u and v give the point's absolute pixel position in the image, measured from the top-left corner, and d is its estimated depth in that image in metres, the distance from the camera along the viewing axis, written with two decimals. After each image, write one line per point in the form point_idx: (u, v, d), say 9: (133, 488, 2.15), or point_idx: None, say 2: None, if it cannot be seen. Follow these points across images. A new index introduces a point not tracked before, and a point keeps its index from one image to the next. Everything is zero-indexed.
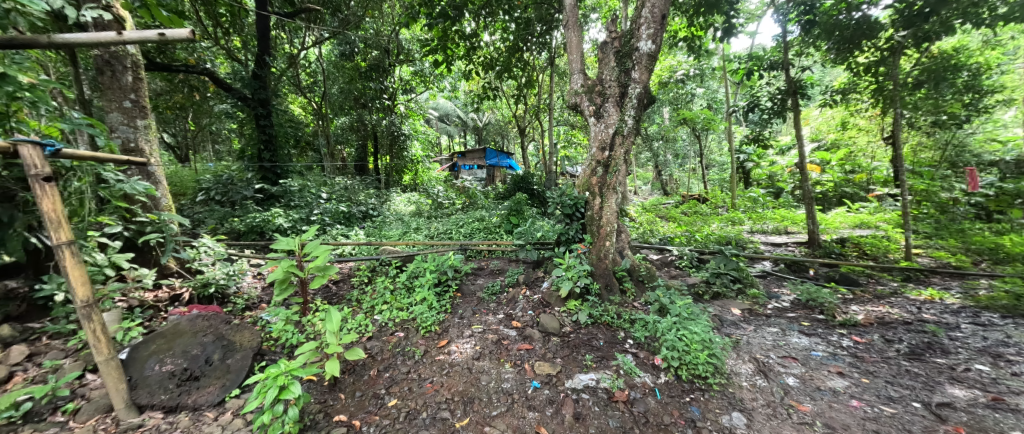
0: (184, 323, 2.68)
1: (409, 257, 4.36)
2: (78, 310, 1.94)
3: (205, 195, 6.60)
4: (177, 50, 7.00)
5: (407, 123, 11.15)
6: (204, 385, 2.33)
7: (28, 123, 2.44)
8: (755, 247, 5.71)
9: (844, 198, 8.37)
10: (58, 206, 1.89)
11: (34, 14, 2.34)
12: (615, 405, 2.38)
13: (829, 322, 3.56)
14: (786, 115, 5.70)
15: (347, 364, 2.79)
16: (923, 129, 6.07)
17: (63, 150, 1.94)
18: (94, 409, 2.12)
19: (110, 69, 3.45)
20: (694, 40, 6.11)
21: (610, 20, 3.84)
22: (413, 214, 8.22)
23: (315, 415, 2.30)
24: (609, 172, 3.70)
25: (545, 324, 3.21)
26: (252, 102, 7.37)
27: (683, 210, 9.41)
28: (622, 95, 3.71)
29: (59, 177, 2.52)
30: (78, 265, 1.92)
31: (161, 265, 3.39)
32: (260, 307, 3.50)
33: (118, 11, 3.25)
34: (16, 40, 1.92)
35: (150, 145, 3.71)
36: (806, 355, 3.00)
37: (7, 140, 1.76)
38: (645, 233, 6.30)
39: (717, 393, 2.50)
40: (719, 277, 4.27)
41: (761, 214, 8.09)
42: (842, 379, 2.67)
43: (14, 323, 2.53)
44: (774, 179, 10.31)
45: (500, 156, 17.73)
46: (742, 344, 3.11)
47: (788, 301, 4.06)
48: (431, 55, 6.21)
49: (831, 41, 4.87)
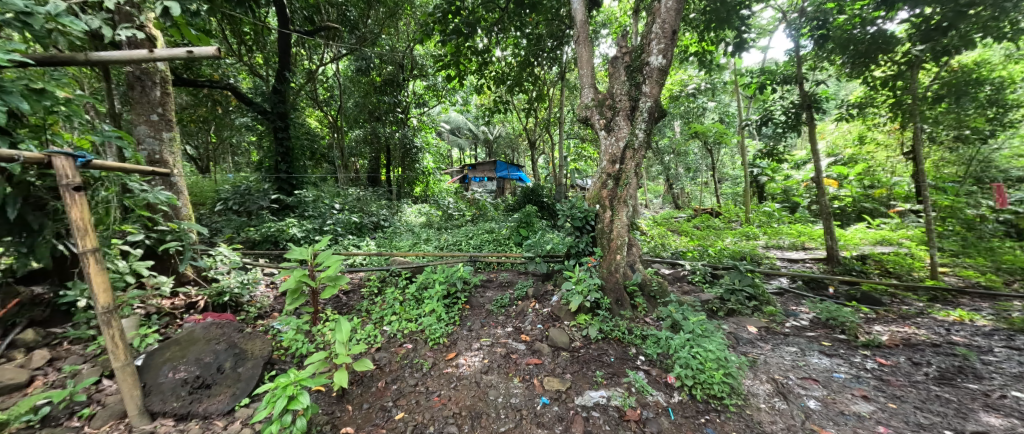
0: (198, 330, 2.72)
1: (419, 268, 4.37)
2: (99, 316, 1.99)
3: (222, 205, 6.78)
4: (203, 66, 7.35)
5: (419, 136, 11.33)
6: (215, 393, 2.35)
7: (62, 135, 2.54)
8: (770, 263, 5.59)
9: (864, 213, 8.11)
10: (86, 215, 1.96)
11: (74, 33, 2.45)
12: (627, 424, 2.31)
13: (850, 342, 3.43)
14: (800, 128, 5.57)
15: (354, 376, 2.78)
16: (946, 144, 5.89)
17: (94, 161, 2.03)
18: (109, 415, 2.16)
19: (140, 85, 3.61)
20: (705, 54, 6.14)
21: (621, 35, 3.89)
22: (424, 225, 8.26)
23: (322, 426, 2.28)
24: (620, 185, 3.70)
25: (554, 339, 3.15)
26: (271, 116, 7.60)
27: (695, 224, 9.30)
28: (633, 108, 3.72)
29: (88, 187, 2.64)
30: (101, 272, 1.98)
31: (178, 273, 3.47)
32: (272, 316, 3.55)
33: (151, 30, 3.44)
34: (55, 58, 2.05)
35: (173, 156, 3.84)
36: (828, 377, 2.88)
37: (43, 151, 1.85)
38: (656, 247, 6.22)
39: (733, 415, 2.40)
40: (734, 294, 4.15)
41: (776, 229, 7.88)
42: (868, 403, 2.55)
43: (37, 328, 2.61)
44: (790, 194, 10.16)
45: (509, 169, 17.40)
46: (760, 364, 3.01)
47: (807, 320, 3.93)
48: (445, 70, 6.37)
49: (846, 55, 4.82)
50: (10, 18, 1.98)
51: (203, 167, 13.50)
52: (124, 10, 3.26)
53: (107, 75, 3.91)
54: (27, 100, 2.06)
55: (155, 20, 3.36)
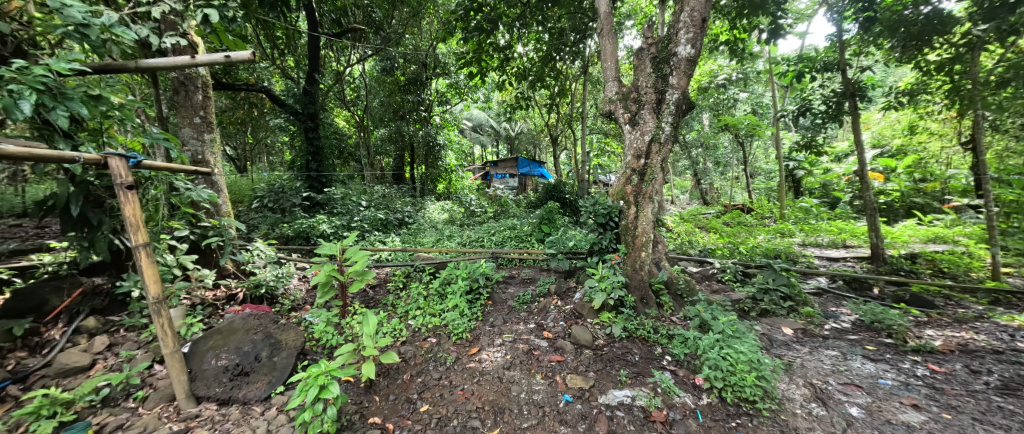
0: (238, 321, 2.87)
1: (442, 264, 4.44)
2: (149, 305, 2.14)
3: (259, 202, 7.16)
4: (240, 71, 7.74)
5: (442, 134, 11.47)
6: (253, 380, 2.48)
7: (117, 138, 2.75)
8: (807, 262, 5.29)
9: (914, 209, 7.51)
10: (138, 211, 2.10)
11: (126, 42, 2.61)
12: (653, 425, 2.26)
13: (898, 347, 3.19)
14: (842, 119, 5.21)
15: (382, 367, 2.87)
16: (1012, 132, 5.34)
17: (144, 162, 2.18)
18: (160, 398, 2.33)
19: (184, 90, 3.84)
20: (736, 43, 5.87)
21: (647, 26, 3.76)
22: (447, 222, 8.37)
23: (352, 416, 2.38)
24: (645, 181, 3.60)
25: (577, 336, 3.13)
26: (302, 116, 7.91)
27: (725, 220, 8.94)
28: (659, 101, 3.60)
29: (139, 186, 2.83)
30: (151, 264, 2.12)
31: (220, 266, 3.67)
32: (304, 308, 3.70)
33: (193, 38, 3.64)
34: (109, 66, 2.21)
35: (214, 157, 4.07)
36: (872, 383, 2.70)
37: (99, 153, 1.99)
38: (682, 244, 6.03)
39: (767, 420, 2.29)
40: (768, 293, 3.94)
41: (814, 226, 7.44)
42: (917, 413, 2.37)
43: (98, 316, 2.84)
44: (829, 189, 9.54)
45: (531, 166, 17.40)
46: (796, 367, 2.86)
47: (849, 323, 3.70)
48: (467, 67, 6.42)
49: (895, 39, 4.44)
50: (71, 30, 2.17)
51: (241, 166, 14.29)
52: (168, 19, 3.46)
53: (156, 80, 4.19)
54: (87, 106, 2.25)
55: (195, 27, 3.54)
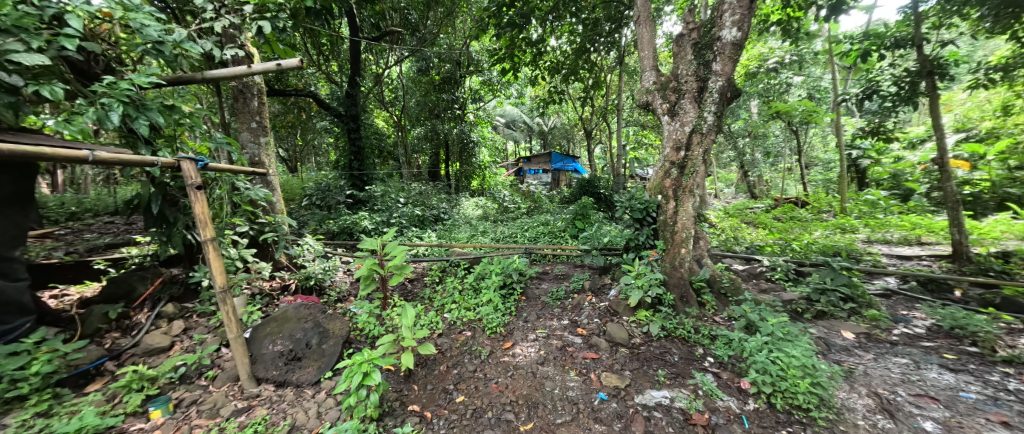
0: (291, 310, 3.09)
1: (477, 259, 4.52)
2: (217, 293, 2.38)
3: (307, 200, 7.66)
4: (290, 78, 8.30)
5: (476, 131, 11.60)
6: (305, 365, 2.68)
7: (188, 144, 3.05)
8: (872, 260, 4.80)
9: (1009, 201, 6.53)
10: (206, 209, 2.33)
11: (194, 56, 2.88)
12: (693, 428, 2.16)
13: (985, 357, 2.82)
14: (917, 100, 4.64)
15: (420, 358, 2.98)
16: None
17: (209, 164, 2.43)
18: (227, 377, 2.58)
19: (243, 97, 4.18)
20: (789, 23, 5.40)
21: (688, 10, 3.56)
22: (480, 218, 8.49)
23: (392, 402, 2.49)
24: (685, 174, 3.44)
25: (612, 334, 3.06)
26: (345, 118, 8.35)
27: (775, 215, 8.32)
28: (701, 90, 3.41)
29: (207, 186, 3.14)
30: (218, 257, 2.36)
31: (275, 259, 3.99)
32: (349, 300, 3.93)
33: (250, 49, 3.95)
34: (181, 78, 2.47)
35: (269, 158, 4.41)
36: (951, 397, 2.41)
37: (174, 157, 2.24)
38: (727, 240, 5.69)
39: (823, 430, 2.12)
40: (825, 294, 3.63)
41: (881, 221, 6.72)
42: (1009, 432, 2.08)
43: (176, 302, 3.18)
44: (901, 179, 8.56)
45: (565, 161, 17.15)
46: (858, 375, 2.62)
47: (923, 328, 3.31)
48: (500, 63, 6.43)
49: (986, 6, 3.87)
50: (149, 48, 2.44)
51: (292, 167, 15.38)
52: (228, 33, 3.78)
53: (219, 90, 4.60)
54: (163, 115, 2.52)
55: (251, 39, 3.84)
